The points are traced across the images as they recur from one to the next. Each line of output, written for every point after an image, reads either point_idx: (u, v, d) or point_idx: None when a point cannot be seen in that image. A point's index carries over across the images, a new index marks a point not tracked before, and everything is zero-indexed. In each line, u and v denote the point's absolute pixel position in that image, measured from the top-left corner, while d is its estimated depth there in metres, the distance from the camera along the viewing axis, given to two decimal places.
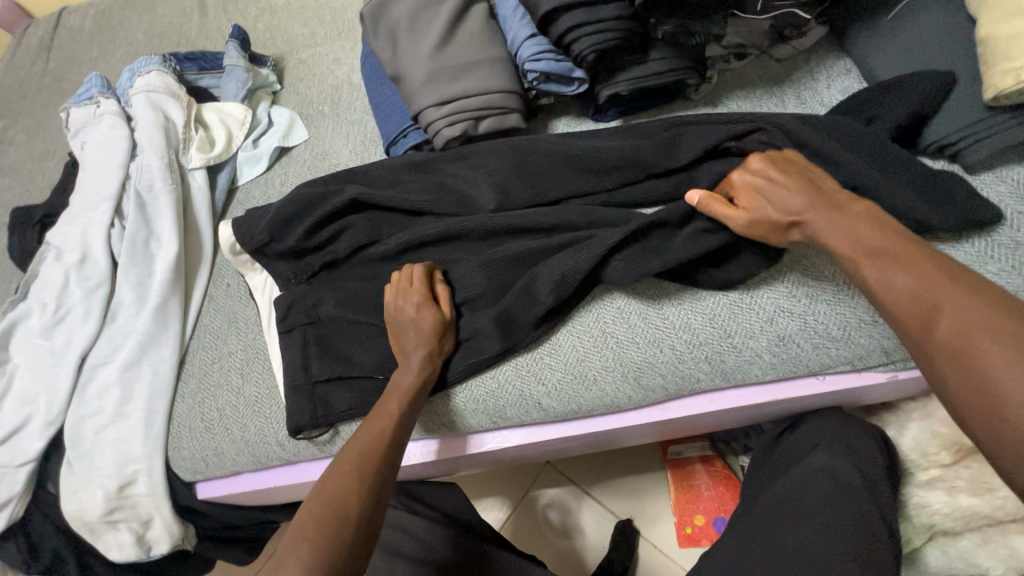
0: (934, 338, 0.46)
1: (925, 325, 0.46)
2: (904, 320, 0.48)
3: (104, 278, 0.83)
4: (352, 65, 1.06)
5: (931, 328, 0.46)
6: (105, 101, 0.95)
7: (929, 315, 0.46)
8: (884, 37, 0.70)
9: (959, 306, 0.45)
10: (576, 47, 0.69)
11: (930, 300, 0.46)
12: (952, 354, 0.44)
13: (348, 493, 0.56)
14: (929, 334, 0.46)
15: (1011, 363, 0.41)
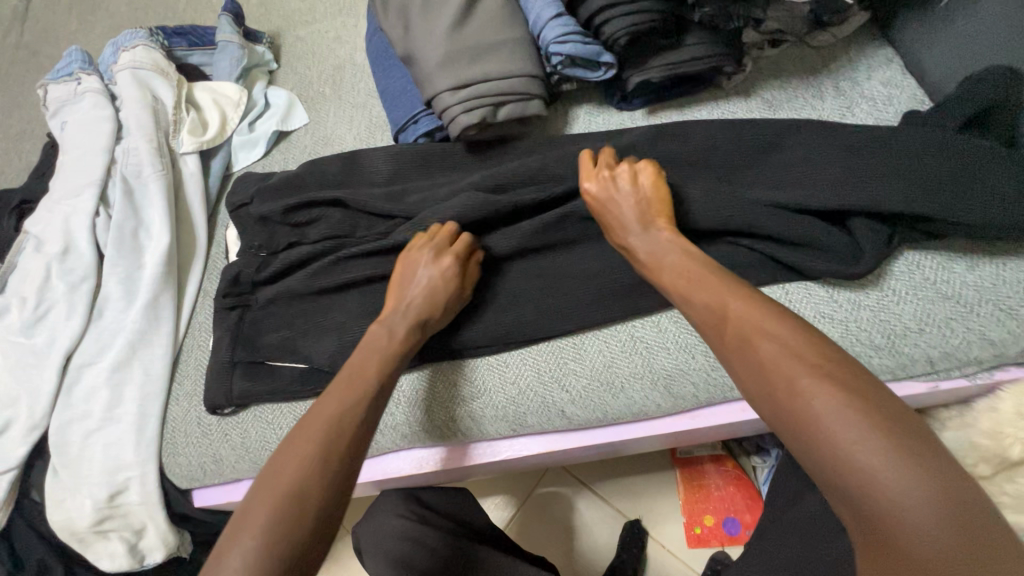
0: (751, 359, 0.44)
1: (745, 352, 0.44)
2: (729, 348, 0.46)
3: (89, 271, 0.77)
4: (354, 44, 0.99)
5: (753, 352, 0.44)
6: (86, 78, 0.87)
7: (753, 344, 0.44)
8: (935, 26, 0.65)
9: (775, 339, 0.43)
10: (607, 28, 0.65)
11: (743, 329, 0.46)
12: (796, 418, 0.40)
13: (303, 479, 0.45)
14: (742, 355, 0.45)
15: (814, 387, 0.39)
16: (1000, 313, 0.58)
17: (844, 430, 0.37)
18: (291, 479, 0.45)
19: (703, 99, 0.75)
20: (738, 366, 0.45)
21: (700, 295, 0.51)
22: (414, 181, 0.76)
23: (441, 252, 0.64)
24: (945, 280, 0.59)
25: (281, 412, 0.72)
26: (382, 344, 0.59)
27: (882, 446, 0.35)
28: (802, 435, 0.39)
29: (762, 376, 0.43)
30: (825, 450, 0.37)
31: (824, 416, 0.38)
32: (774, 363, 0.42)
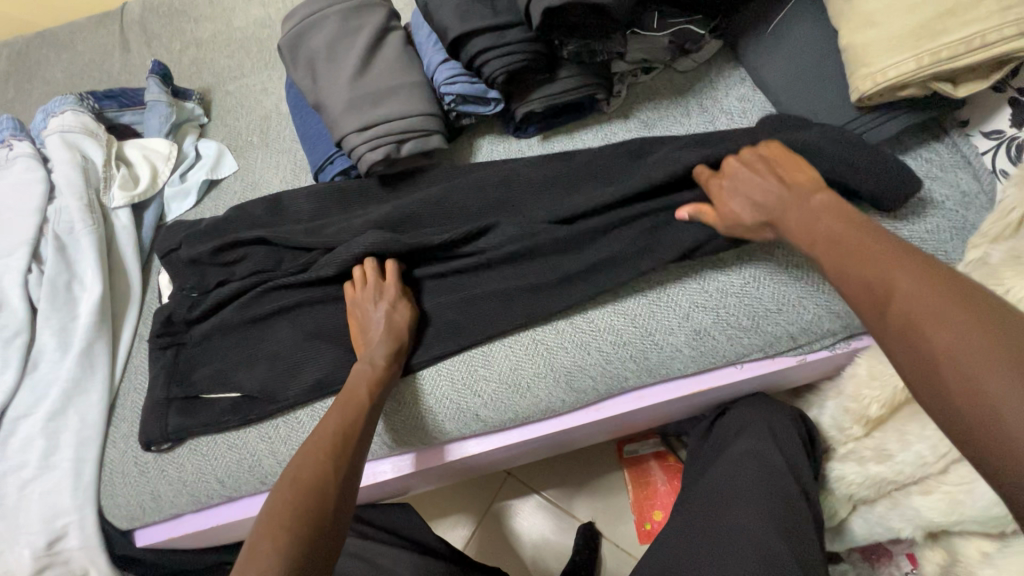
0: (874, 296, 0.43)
1: (874, 292, 0.43)
2: (852, 281, 0.45)
3: (22, 326, 0.80)
4: (279, 95, 1.07)
5: (870, 280, 0.44)
6: (18, 143, 0.92)
7: (875, 270, 0.44)
8: (769, 46, 0.75)
9: (895, 264, 0.43)
10: (487, 69, 0.72)
11: (861, 253, 0.46)
12: (932, 371, 0.37)
13: (308, 495, 0.53)
14: (883, 303, 0.42)
15: (934, 309, 0.38)
16: None
17: (962, 351, 0.36)
18: (304, 495, 0.53)
19: (589, 122, 0.84)
20: (875, 319, 0.43)
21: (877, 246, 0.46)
22: (332, 216, 0.83)
23: (380, 287, 0.71)
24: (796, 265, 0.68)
25: (214, 444, 0.76)
26: (366, 372, 0.66)
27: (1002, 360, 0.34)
28: (926, 362, 0.38)
29: (899, 316, 0.40)
30: (973, 409, 0.34)
31: (947, 338, 0.37)
32: (913, 304, 0.40)
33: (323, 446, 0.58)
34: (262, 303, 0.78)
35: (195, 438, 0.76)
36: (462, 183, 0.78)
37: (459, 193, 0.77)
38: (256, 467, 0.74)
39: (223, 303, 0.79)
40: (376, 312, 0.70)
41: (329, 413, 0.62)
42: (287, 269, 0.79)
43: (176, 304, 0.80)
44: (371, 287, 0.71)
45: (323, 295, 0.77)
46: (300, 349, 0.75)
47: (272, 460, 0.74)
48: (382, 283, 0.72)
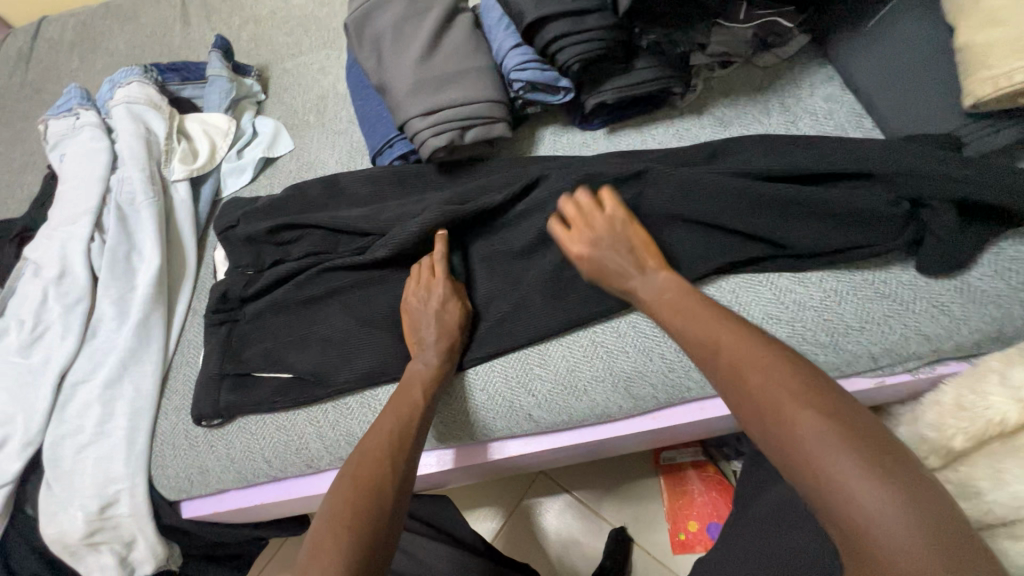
0: (749, 397, 0.47)
1: (740, 391, 0.48)
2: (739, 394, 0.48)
3: (84, 293, 0.81)
4: (337, 75, 1.05)
5: (744, 388, 0.48)
6: (85, 113, 0.93)
7: (726, 354, 0.51)
8: (865, 46, 0.71)
9: (775, 380, 0.46)
10: (561, 57, 0.69)
11: (738, 363, 0.49)
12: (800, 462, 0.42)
13: (359, 499, 0.51)
14: (737, 383, 0.49)
15: (812, 434, 0.42)
16: (934, 311, 0.61)
17: (838, 476, 0.39)
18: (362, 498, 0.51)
19: (659, 117, 0.80)
20: (737, 401, 0.49)
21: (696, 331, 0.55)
22: (389, 199, 0.81)
23: (428, 286, 0.69)
24: (883, 280, 0.63)
25: (263, 423, 0.76)
26: (420, 373, 0.65)
27: (877, 482, 0.38)
28: (813, 491, 0.41)
29: (756, 396, 0.47)
30: (829, 492, 0.40)
31: (824, 456, 0.40)
32: (766, 387, 0.46)
33: (379, 445, 0.57)
34: (317, 285, 0.77)
35: (244, 417, 0.77)
36: (524, 175, 0.75)
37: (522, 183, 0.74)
38: (303, 450, 0.74)
39: (277, 283, 0.79)
40: (425, 315, 0.68)
41: (384, 415, 0.61)
42: (342, 253, 0.78)
43: (230, 281, 0.80)
44: (422, 291, 0.69)
45: (377, 281, 0.76)
46: (352, 335, 0.73)
47: (319, 444, 0.73)
48: (429, 283, 0.70)
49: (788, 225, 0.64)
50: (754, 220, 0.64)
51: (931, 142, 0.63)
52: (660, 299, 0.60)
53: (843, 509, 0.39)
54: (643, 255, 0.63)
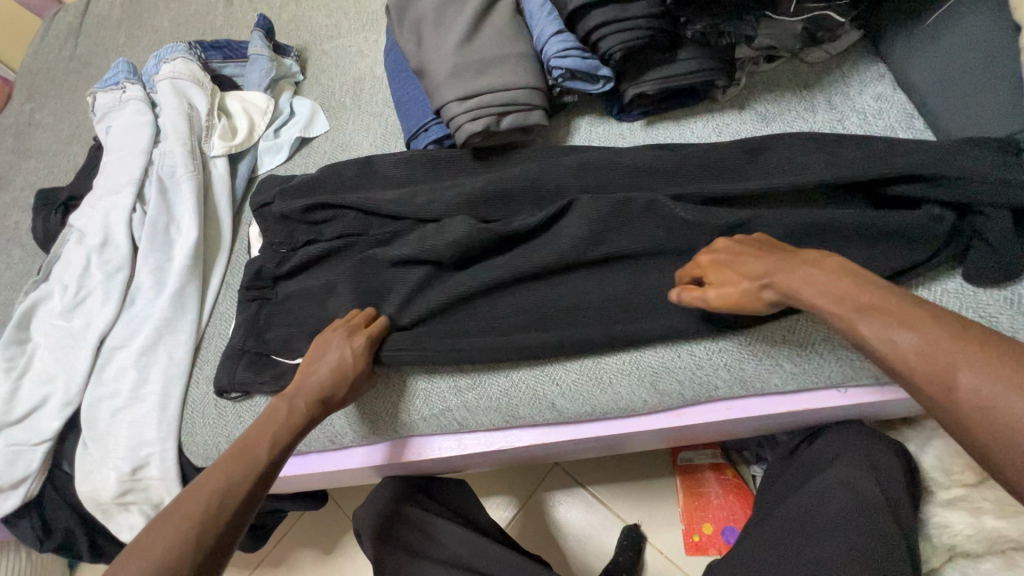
0: (893, 357, 0.44)
1: (883, 351, 0.45)
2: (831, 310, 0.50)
3: (124, 262, 0.84)
4: (374, 58, 1.06)
5: (890, 354, 0.44)
6: (131, 87, 0.95)
7: (854, 313, 0.47)
8: (923, 43, 0.68)
9: (851, 286, 0.49)
10: (604, 44, 0.68)
11: (801, 279, 0.52)
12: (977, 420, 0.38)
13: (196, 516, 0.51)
14: (881, 348, 0.45)
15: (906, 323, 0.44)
16: (979, 321, 0.59)
17: (926, 351, 0.42)
18: (199, 514, 0.51)
19: (700, 111, 0.79)
20: (886, 369, 0.45)
21: (798, 284, 0.52)
22: (422, 184, 0.81)
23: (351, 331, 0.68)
24: (924, 288, 0.62)
25: None
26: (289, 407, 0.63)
27: (976, 360, 0.40)
28: (986, 436, 0.38)
29: (900, 358, 0.43)
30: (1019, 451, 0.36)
31: (998, 406, 0.37)
32: (913, 347, 0.43)
33: (245, 460, 0.57)
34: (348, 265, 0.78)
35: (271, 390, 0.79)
36: (559, 164, 0.74)
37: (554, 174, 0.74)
38: (327, 426, 0.75)
39: (309, 263, 0.80)
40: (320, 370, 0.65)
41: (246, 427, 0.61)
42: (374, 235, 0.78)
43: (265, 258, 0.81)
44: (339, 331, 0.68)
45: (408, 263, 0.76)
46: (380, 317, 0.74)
47: (343, 421, 0.75)
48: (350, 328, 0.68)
49: (831, 253, 0.62)
50: (794, 225, 0.63)
51: (989, 146, 0.60)
52: (817, 280, 0.51)
53: (972, 398, 0.39)
54: (779, 251, 0.56)
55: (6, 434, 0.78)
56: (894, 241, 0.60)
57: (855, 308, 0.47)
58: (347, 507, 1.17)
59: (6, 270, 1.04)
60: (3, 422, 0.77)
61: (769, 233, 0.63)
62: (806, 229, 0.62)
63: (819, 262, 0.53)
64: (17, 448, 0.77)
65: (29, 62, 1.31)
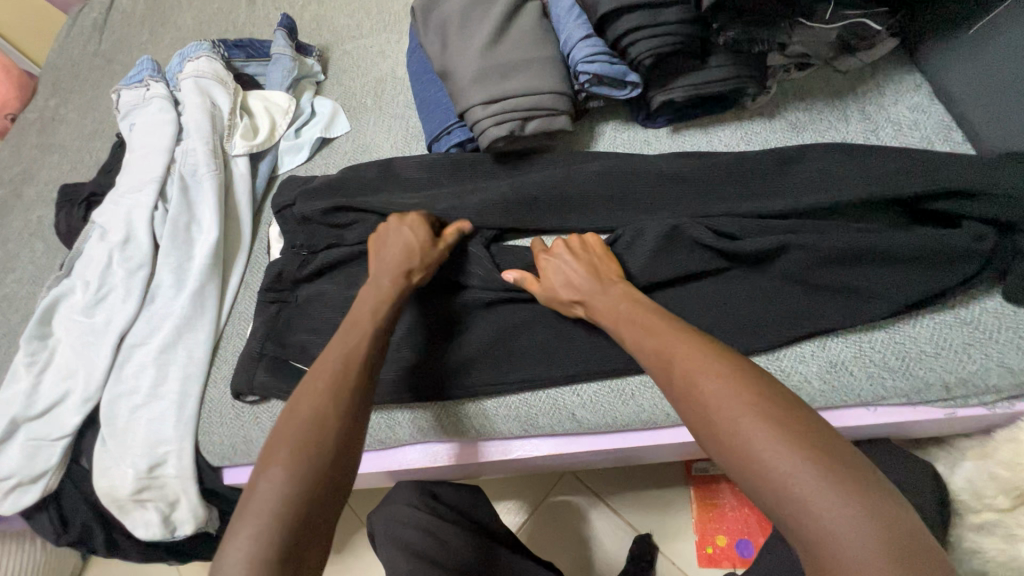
0: (689, 399, 0.47)
1: (686, 389, 0.46)
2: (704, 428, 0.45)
3: (145, 260, 0.84)
4: (396, 59, 1.06)
5: (695, 397, 0.46)
6: (155, 84, 0.96)
7: (670, 352, 0.49)
8: (963, 53, 0.65)
9: (736, 399, 0.43)
10: (633, 50, 0.67)
11: (693, 380, 0.46)
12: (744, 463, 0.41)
13: (321, 408, 0.50)
14: (684, 390, 0.47)
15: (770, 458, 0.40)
16: (1019, 341, 0.57)
17: (792, 468, 0.39)
18: (322, 404, 0.50)
19: (727, 119, 0.77)
20: (686, 413, 0.47)
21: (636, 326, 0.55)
22: (443, 187, 0.81)
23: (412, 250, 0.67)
24: (962, 307, 0.60)
25: None
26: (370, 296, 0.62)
27: (753, 416, 0.42)
28: (764, 491, 0.40)
29: (695, 401, 0.46)
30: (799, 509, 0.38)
31: (776, 463, 0.40)
32: (711, 396, 0.45)
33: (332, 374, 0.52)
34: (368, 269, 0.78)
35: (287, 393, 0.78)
36: (583, 170, 0.73)
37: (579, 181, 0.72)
38: None
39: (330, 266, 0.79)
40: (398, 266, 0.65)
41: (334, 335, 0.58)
42: None
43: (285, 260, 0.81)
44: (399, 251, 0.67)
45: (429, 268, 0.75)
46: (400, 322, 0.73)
47: None
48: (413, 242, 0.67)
49: (864, 274, 0.60)
50: (827, 240, 0.61)
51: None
52: (613, 307, 0.58)
53: (757, 459, 0.41)
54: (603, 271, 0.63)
55: (26, 429, 0.78)
56: (933, 260, 0.58)
57: (677, 353, 0.49)
58: (358, 508, 1.16)
59: (28, 263, 1.05)
60: (24, 416, 0.78)
61: (801, 249, 0.61)
62: (839, 246, 0.60)
63: (640, 307, 0.57)
64: (36, 443, 0.78)
65: (54, 58, 1.32)
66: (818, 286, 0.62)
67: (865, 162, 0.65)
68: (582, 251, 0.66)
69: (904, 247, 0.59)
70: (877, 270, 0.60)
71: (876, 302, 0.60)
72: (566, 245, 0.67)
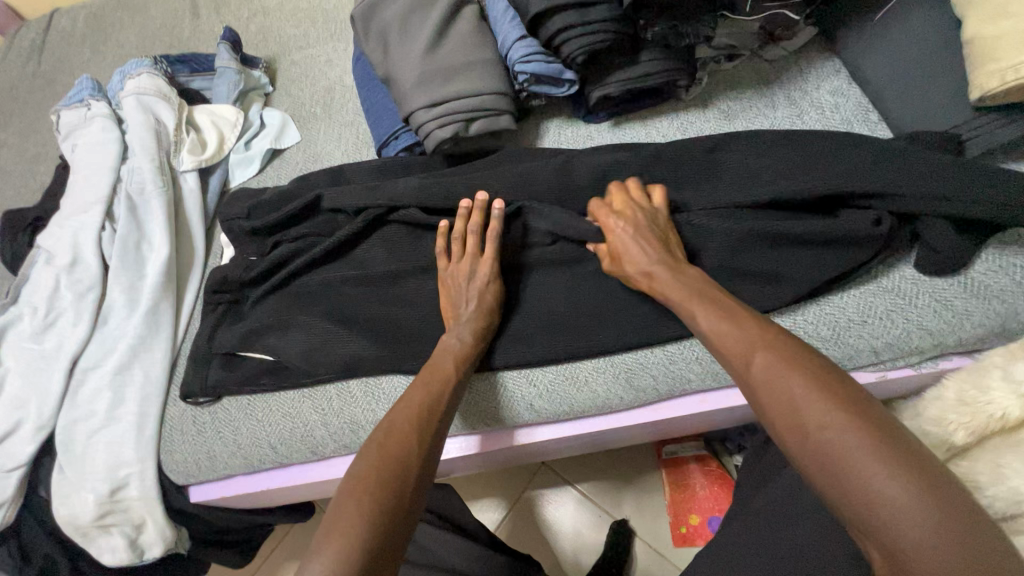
0: (767, 391, 0.47)
1: (768, 382, 0.47)
2: (769, 411, 0.47)
3: (95, 281, 0.83)
4: (344, 67, 1.06)
5: (779, 392, 0.46)
6: (96, 103, 0.94)
7: (751, 345, 0.50)
8: (871, 37, 0.70)
9: (816, 393, 0.44)
10: (565, 49, 0.69)
11: (775, 373, 0.47)
12: (828, 461, 0.42)
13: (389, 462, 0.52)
14: (766, 384, 0.47)
15: (857, 452, 0.40)
16: (935, 305, 0.61)
17: (869, 470, 0.39)
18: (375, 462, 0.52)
19: (664, 110, 0.80)
20: (765, 405, 0.47)
21: (710, 313, 0.55)
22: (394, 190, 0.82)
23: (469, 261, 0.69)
24: (885, 276, 0.64)
25: (267, 408, 0.77)
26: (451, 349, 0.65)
27: (829, 411, 0.43)
28: (841, 488, 0.41)
29: (775, 394, 0.47)
30: (868, 507, 0.39)
31: (855, 462, 0.40)
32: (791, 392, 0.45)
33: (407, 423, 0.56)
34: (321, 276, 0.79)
35: (245, 403, 0.78)
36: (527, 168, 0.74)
37: (523, 177, 0.73)
38: (306, 437, 0.75)
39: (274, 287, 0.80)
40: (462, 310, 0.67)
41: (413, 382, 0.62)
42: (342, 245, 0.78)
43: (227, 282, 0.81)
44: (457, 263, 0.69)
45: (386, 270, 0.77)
46: (357, 327, 0.74)
47: (324, 432, 0.75)
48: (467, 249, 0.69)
49: (786, 260, 0.64)
50: (741, 232, 0.64)
51: (936, 143, 0.62)
52: (686, 286, 0.58)
53: (832, 453, 0.41)
54: (670, 250, 0.63)
55: None
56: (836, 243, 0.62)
57: (759, 348, 0.49)
58: None
59: None
60: None
61: (714, 241, 0.65)
62: (749, 237, 0.64)
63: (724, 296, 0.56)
64: None
65: None
66: (748, 273, 0.64)
67: (783, 145, 0.68)
68: (641, 219, 0.64)
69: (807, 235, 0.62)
70: (787, 254, 0.64)
71: (793, 287, 0.63)
72: (618, 216, 0.65)
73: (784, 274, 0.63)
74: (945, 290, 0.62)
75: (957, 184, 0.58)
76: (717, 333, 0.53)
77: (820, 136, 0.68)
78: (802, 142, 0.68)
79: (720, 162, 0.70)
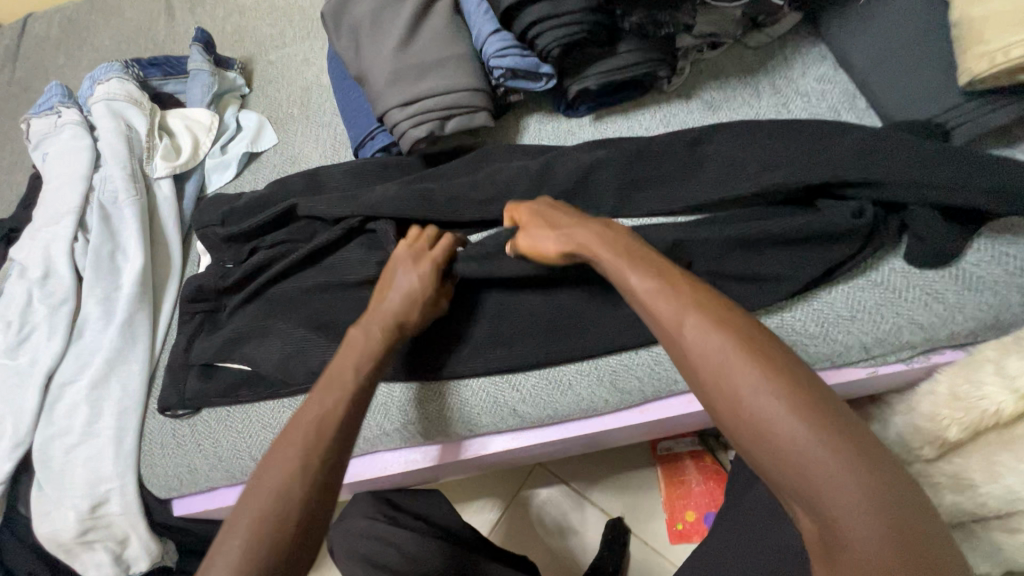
0: (692, 356, 0.43)
1: (695, 350, 0.43)
2: (698, 375, 0.43)
3: (68, 294, 0.81)
4: (322, 66, 1.04)
5: (704, 360, 0.42)
6: (65, 111, 0.92)
7: (677, 309, 0.45)
8: (857, 21, 0.68)
9: (744, 359, 0.40)
10: (541, 40, 0.66)
11: (701, 340, 0.43)
12: (756, 433, 0.39)
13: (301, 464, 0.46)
14: (692, 351, 0.43)
15: (783, 424, 0.38)
16: (927, 299, 0.59)
17: (796, 439, 0.37)
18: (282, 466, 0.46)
19: (647, 102, 0.78)
20: (693, 374, 0.43)
21: (640, 273, 0.49)
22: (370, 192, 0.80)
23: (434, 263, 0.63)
24: (875, 270, 0.62)
25: (248, 420, 0.76)
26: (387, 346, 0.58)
27: (759, 378, 0.39)
28: (772, 461, 0.38)
29: (701, 361, 0.42)
30: (797, 478, 0.37)
31: (783, 434, 0.37)
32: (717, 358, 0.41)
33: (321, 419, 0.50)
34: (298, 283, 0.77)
35: (225, 415, 0.77)
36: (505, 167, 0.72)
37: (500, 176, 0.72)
38: None
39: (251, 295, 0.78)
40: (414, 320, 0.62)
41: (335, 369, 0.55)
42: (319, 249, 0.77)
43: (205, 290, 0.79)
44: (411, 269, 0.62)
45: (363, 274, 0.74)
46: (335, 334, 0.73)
47: None
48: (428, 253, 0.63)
49: (773, 256, 0.62)
50: (725, 229, 0.62)
51: (921, 131, 0.60)
52: (617, 246, 0.53)
53: (759, 425, 0.39)
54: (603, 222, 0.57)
55: None
56: (824, 236, 0.60)
57: (688, 310, 0.44)
58: None
59: None
60: None
61: (698, 238, 0.63)
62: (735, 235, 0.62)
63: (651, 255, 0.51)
64: None
65: None
66: (736, 272, 0.62)
67: (767, 137, 0.66)
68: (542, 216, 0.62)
69: (794, 230, 0.60)
70: (775, 250, 0.62)
71: (781, 282, 0.61)
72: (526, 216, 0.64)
73: (773, 269, 0.61)
74: (936, 282, 0.60)
75: (946, 172, 0.56)
76: (644, 301, 0.48)
77: (805, 126, 0.66)
78: (787, 132, 0.66)
79: (703, 155, 0.68)
